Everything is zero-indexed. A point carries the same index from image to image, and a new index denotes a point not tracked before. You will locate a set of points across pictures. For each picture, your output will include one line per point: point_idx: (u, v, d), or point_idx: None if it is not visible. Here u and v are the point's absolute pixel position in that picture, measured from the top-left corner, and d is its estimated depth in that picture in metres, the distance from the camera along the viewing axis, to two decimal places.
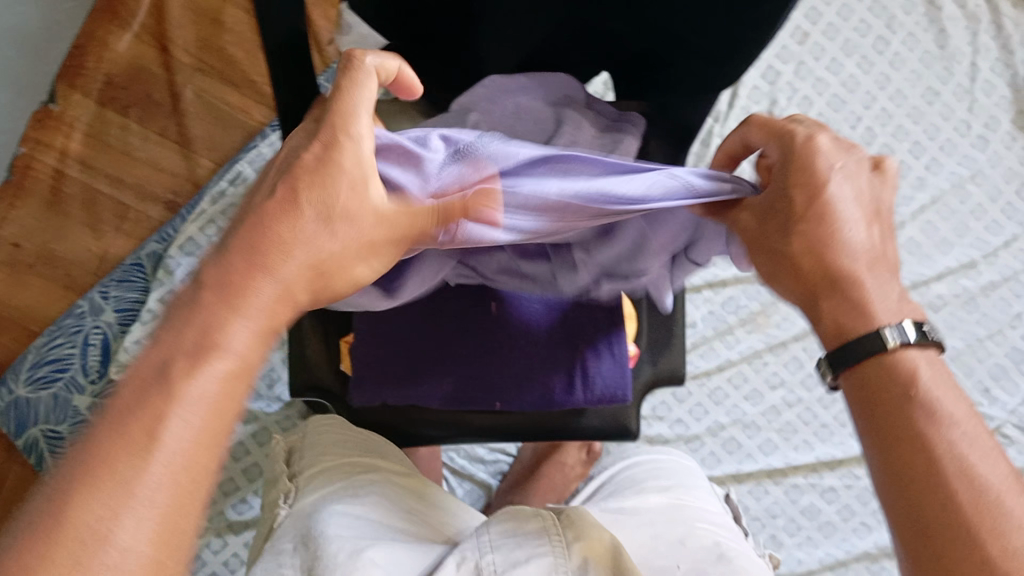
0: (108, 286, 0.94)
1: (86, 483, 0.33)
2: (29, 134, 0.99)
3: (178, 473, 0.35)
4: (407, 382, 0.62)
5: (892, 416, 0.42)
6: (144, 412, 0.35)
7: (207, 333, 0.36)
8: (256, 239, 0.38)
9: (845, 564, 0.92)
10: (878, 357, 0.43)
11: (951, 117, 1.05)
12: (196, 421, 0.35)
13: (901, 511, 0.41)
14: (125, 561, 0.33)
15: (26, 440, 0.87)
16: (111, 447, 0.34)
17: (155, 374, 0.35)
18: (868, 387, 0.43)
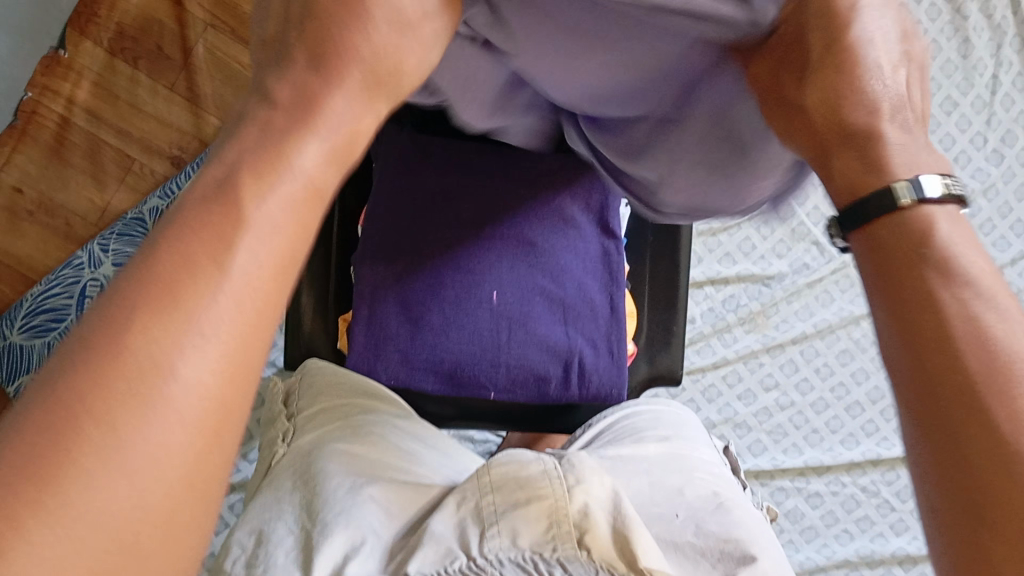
0: (108, 239, 0.94)
1: (141, 305, 0.25)
2: (36, 79, 1.00)
3: (251, 322, 0.26)
4: (403, 366, 0.61)
5: (918, 293, 0.31)
6: (208, 231, 0.26)
7: (275, 132, 0.28)
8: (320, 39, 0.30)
9: (824, 570, 0.93)
10: (896, 216, 0.32)
11: (968, 129, 1.03)
12: (268, 251, 0.27)
13: (937, 439, 0.30)
14: (190, 410, 0.25)
15: (17, 387, 0.88)
16: (168, 272, 0.25)
17: (205, 193, 0.27)
18: (885, 252, 0.32)
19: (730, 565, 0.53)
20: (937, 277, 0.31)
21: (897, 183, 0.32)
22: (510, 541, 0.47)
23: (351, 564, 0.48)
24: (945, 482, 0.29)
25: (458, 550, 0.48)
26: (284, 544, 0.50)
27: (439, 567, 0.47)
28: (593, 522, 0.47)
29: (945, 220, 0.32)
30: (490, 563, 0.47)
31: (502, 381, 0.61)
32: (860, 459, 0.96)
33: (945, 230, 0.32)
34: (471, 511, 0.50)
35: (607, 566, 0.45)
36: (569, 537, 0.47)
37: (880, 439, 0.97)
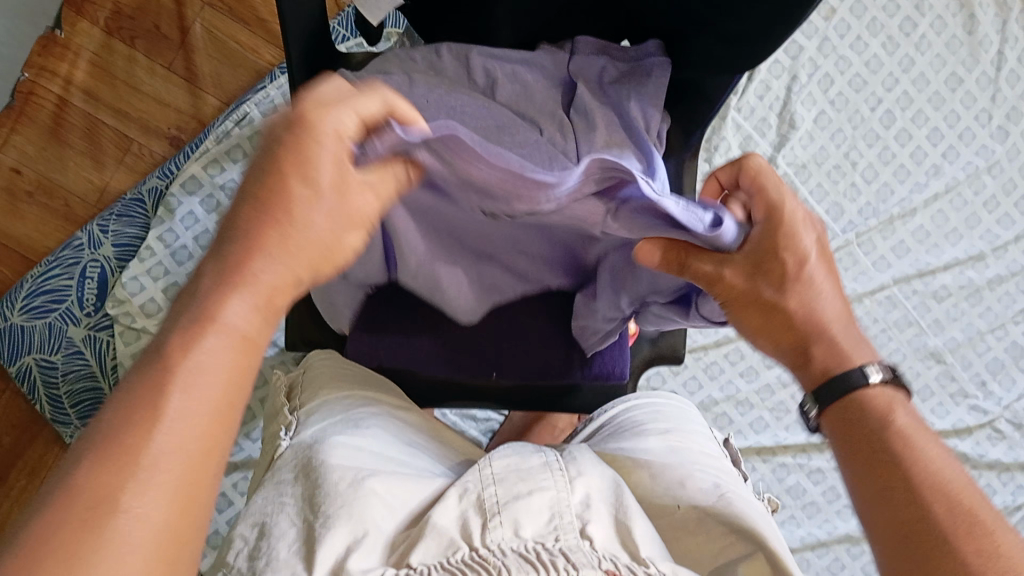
0: (108, 220, 0.93)
1: (103, 451, 0.33)
2: (33, 60, 0.99)
3: (184, 463, 0.34)
4: (405, 350, 0.61)
5: (865, 445, 0.45)
6: (144, 401, 0.34)
7: (203, 308, 0.36)
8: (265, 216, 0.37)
9: (825, 545, 0.94)
10: (863, 391, 0.46)
11: (973, 106, 1.02)
12: (200, 407, 0.35)
13: (895, 542, 0.42)
14: (141, 533, 0.32)
15: (19, 368, 0.89)
16: (115, 442, 0.33)
17: (147, 363, 0.35)
18: (854, 420, 0.46)
19: None
20: (898, 444, 0.44)
21: (869, 371, 0.46)
22: (514, 531, 0.48)
23: (353, 557, 0.47)
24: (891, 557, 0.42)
25: (460, 541, 0.48)
26: (285, 538, 0.50)
27: (439, 558, 0.47)
28: (591, 515, 0.51)
29: (892, 396, 0.46)
30: (491, 553, 0.46)
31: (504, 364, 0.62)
32: None
33: (880, 399, 0.46)
34: (474, 503, 0.51)
35: (610, 555, 0.48)
36: (571, 528, 0.49)
37: None
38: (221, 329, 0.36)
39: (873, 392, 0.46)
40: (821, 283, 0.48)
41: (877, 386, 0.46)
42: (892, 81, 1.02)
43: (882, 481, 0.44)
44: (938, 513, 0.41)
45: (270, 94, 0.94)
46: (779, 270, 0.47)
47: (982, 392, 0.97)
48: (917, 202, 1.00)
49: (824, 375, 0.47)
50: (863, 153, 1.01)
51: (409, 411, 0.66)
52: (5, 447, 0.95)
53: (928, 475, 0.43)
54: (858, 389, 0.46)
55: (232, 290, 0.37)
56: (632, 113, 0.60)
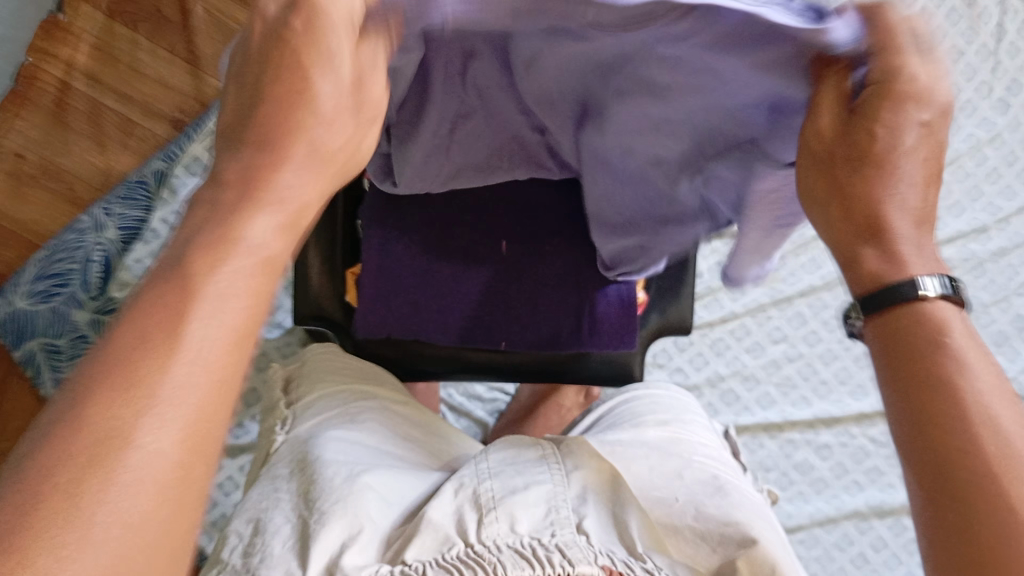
0: (111, 203, 0.93)
1: (115, 371, 0.30)
2: (36, 44, 0.99)
3: (202, 382, 0.32)
4: (414, 316, 0.62)
5: (907, 363, 0.39)
6: (162, 313, 0.31)
7: (229, 216, 0.34)
8: (261, 136, 0.36)
9: (834, 521, 0.93)
10: (912, 305, 0.39)
11: (973, 78, 1.02)
12: (222, 321, 0.32)
13: (925, 479, 0.37)
14: (160, 458, 0.30)
15: (25, 353, 0.89)
16: (125, 359, 0.31)
17: (160, 275, 0.33)
18: (895, 335, 0.40)
19: (730, 548, 0.54)
20: (952, 364, 0.38)
21: (922, 280, 0.39)
22: (509, 527, 0.49)
23: (347, 552, 0.47)
24: (931, 496, 0.37)
25: (456, 537, 0.49)
26: (280, 534, 0.50)
27: (434, 554, 0.48)
28: (587, 510, 0.52)
29: (947, 313, 0.39)
30: (487, 549, 0.48)
31: (513, 332, 0.63)
32: (869, 410, 0.95)
33: (937, 314, 0.39)
34: (469, 498, 0.52)
35: (608, 550, 0.49)
36: (567, 523, 0.50)
37: None
38: (243, 246, 0.34)
39: (930, 307, 0.39)
40: (901, 183, 0.40)
41: (937, 301, 0.39)
42: None
43: (927, 412, 0.37)
44: (989, 448, 0.36)
45: None
46: (874, 143, 0.39)
47: None
48: None
49: (873, 277, 0.40)
50: None
51: (409, 404, 0.67)
52: (11, 432, 0.95)
53: (979, 409, 0.37)
54: (913, 304, 0.39)
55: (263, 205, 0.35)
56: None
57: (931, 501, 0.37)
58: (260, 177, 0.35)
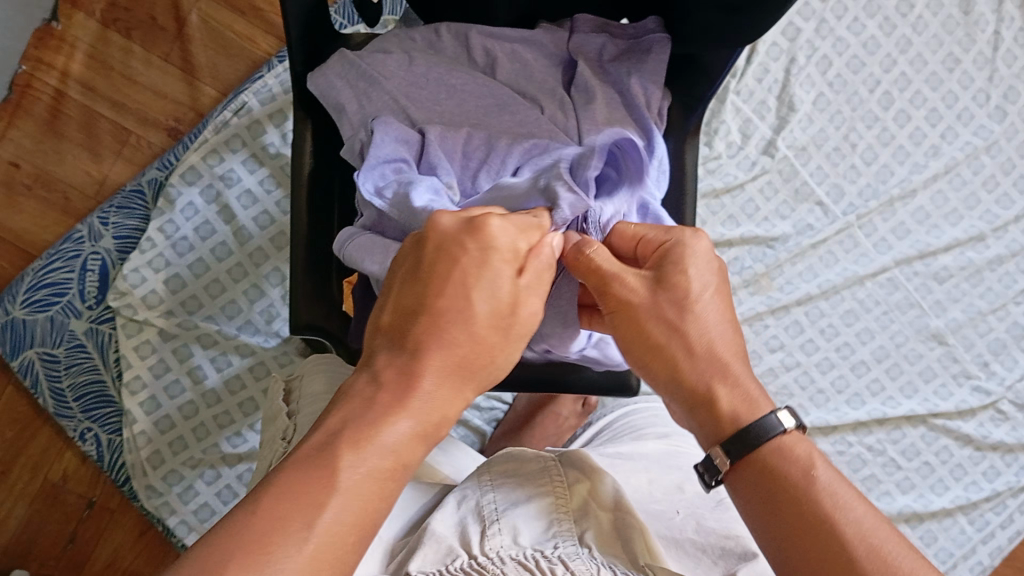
0: (108, 211, 0.93)
1: (271, 513, 0.36)
2: (30, 52, 0.99)
3: (325, 555, 0.36)
4: None
5: (787, 511, 0.44)
6: (305, 490, 0.37)
7: (379, 403, 0.41)
8: (428, 337, 0.43)
9: None
10: (773, 444, 0.46)
11: (970, 86, 1.02)
12: (351, 507, 0.38)
13: None
14: None
15: (21, 362, 0.89)
16: (269, 525, 0.36)
17: (307, 460, 0.39)
18: (767, 478, 0.46)
19: (731, 562, 0.54)
20: (827, 501, 0.43)
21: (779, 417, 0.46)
22: (512, 540, 0.49)
23: None
24: None
25: (458, 549, 0.49)
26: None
27: (438, 565, 0.48)
28: (589, 522, 0.52)
29: (809, 450, 0.46)
30: (490, 561, 0.47)
31: None
32: (867, 418, 0.94)
33: (799, 449, 0.46)
34: (472, 509, 0.52)
35: (609, 563, 0.48)
36: (570, 536, 0.50)
37: (884, 398, 0.95)
38: (379, 436, 0.40)
39: (789, 439, 0.46)
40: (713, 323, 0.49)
41: (792, 434, 0.47)
42: (890, 62, 1.02)
43: (803, 542, 0.43)
44: (861, 557, 0.41)
45: (268, 83, 0.93)
46: (682, 288, 0.49)
47: (985, 372, 0.97)
48: (917, 183, 1.00)
49: (734, 420, 0.47)
50: (862, 134, 1.01)
51: None
52: (7, 442, 0.95)
53: (860, 536, 0.42)
54: (772, 439, 0.46)
55: (407, 392, 0.41)
56: (633, 91, 0.62)
57: None
58: (410, 376, 0.42)
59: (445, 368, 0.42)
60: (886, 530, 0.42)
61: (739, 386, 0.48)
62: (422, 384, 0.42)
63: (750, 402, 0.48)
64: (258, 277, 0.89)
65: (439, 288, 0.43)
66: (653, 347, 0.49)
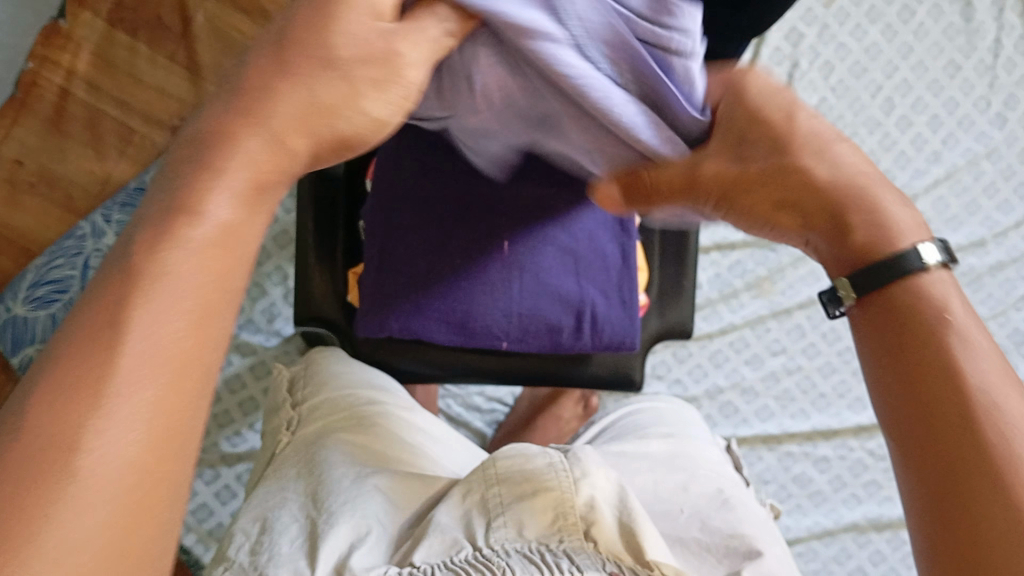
0: (111, 210, 0.94)
1: (64, 387, 0.29)
2: (36, 51, 0.99)
3: (157, 387, 0.30)
4: (412, 317, 0.61)
5: (912, 355, 0.38)
6: (106, 316, 0.30)
7: (179, 201, 0.32)
8: (241, 87, 0.33)
9: (832, 534, 0.93)
10: (904, 280, 0.39)
11: (971, 93, 1.03)
12: (174, 318, 0.31)
13: (930, 478, 0.36)
14: (105, 477, 0.29)
15: (20, 359, 0.87)
16: (82, 366, 0.29)
17: (114, 266, 0.31)
18: (896, 313, 0.39)
19: (735, 561, 0.54)
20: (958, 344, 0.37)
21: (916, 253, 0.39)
22: (517, 532, 0.49)
23: (355, 553, 0.48)
24: (921, 491, 0.37)
25: (463, 540, 0.49)
26: (287, 532, 0.51)
27: (442, 557, 0.48)
28: (596, 516, 0.50)
29: (946, 285, 0.40)
30: (495, 553, 0.48)
31: (515, 331, 0.62)
32: (867, 422, 0.96)
33: (936, 289, 0.39)
34: (477, 502, 0.52)
35: (613, 558, 0.48)
36: (575, 530, 0.49)
37: None
38: (184, 249, 0.31)
39: (930, 278, 0.39)
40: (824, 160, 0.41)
41: (933, 273, 0.40)
42: (892, 68, 1.03)
43: (916, 389, 0.37)
44: (994, 431, 0.35)
45: None
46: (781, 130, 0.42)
47: None
48: (919, 189, 1.00)
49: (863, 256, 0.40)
50: (864, 139, 1.01)
51: (415, 409, 0.67)
52: None
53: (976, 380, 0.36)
54: (910, 273, 0.39)
55: (209, 183, 0.32)
56: None
57: (924, 496, 0.36)
58: (222, 143, 0.32)
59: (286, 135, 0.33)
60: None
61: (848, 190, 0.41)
62: (243, 162, 0.32)
63: (886, 229, 0.40)
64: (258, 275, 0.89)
65: (262, 52, 0.33)
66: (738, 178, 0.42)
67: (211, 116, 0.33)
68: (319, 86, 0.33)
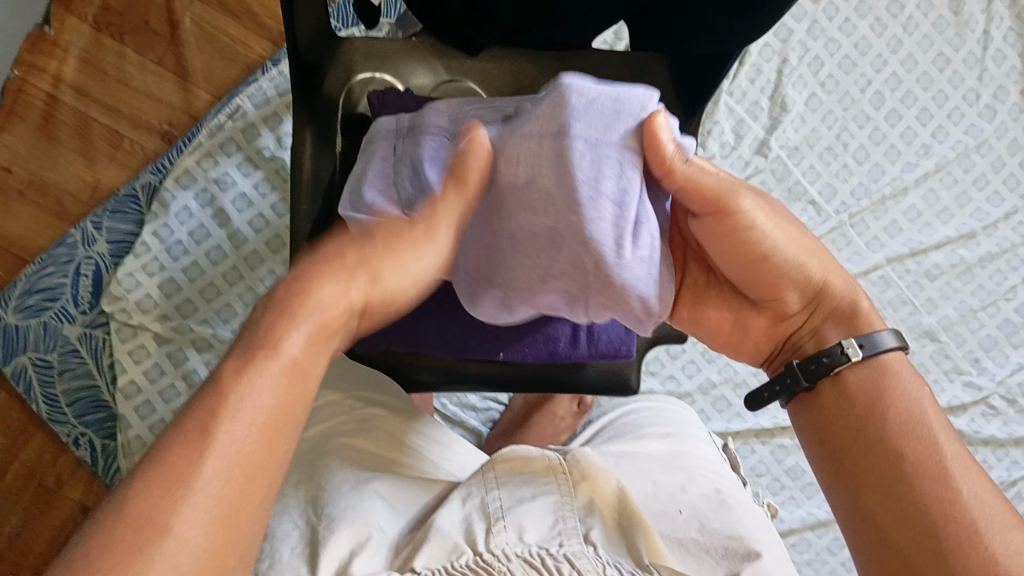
0: (102, 217, 0.93)
1: (147, 487, 0.34)
2: (23, 57, 0.99)
3: (234, 464, 0.36)
4: (409, 325, 0.63)
5: (869, 432, 0.47)
6: (206, 405, 0.37)
7: (266, 339, 0.40)
8: (285, 304, 0.41)
9: (825, 525, 0.94)
10: (867, 364, 0.49)
11: (961, 85, 1.03)
12: (256, 420, 0.37)
13: (887, 529, 0.45)
14: (190, 550, 0.33)
15: (14, 367, 0.90)
16: (188, 439, 0.36)
17: (207, 404, 0.37)
18: (854, 398, 0.48)
19: (735, 562, 0.54)
20: (908, 418, 0.46)
21: (886, 337, 0.49)
22: (517, 537, 0.49)
23: (356, 561, 0.48)
24: (878, 538, 0.45)
25: (465, 545, 0.48)
26: (288, 541, 0.51)
27: (444, 562, 0.47)
28: (594, 521, 0.51)
29: (896, 362, 0.49)
30: (496, 558, 0.47)
31: (511, 339, 0.62)
32: None
33: (890, 368, 0.48)
34: (477, 506, 0.52)
35: (615, 561, 0.48)
36: (576, 533, 0.50)
37: None
38: (258, 377, 0.38)
39: (891, 358, 0.49)
40: (841, 273, 0.52)
41: (894, 354, 0.49)
42: (881, 62, 1.03)
43: (873, 452, 0.46)
44: (945, 485, 0.44)
45: (262, 87, 0.95)
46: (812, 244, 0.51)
47: (976, 368, 0.97)
48: (909, 181, 1.00)
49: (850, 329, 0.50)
50: (854, 134, 1.02)
51: (417, 414, 0.66)
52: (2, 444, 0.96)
53: (924, 443, 0.45)
54: (877, 355, 0.48)
55: (227, 416, 0.37)
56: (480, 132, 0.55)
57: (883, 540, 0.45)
58: (269, 334, 0.40)
59: (313, 330, 0.41)
60: (969, 462, 0.45)
61: (833, 266, 0.52)
62: (273, 356, 0.39)
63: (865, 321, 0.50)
64: (252, 281, 0.89)
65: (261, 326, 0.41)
66: (766, 258, 0.50)
67: (268, 318, 0.41)
68: (320, 303, 0.42)
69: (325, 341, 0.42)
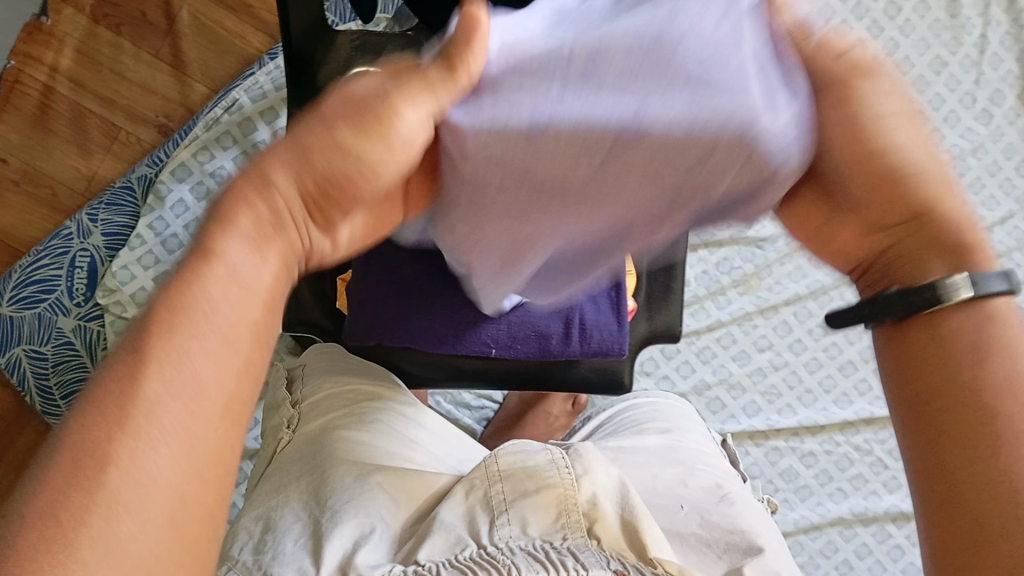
0: (96, 209, 0.93)
1: (95, 427, 0.31)
2: (18, 47, 0.99)
3: (194, 390, 0.33)
4: (398, 324, 0.62)
5: (940, 376, 0.37)
6: (149, 331, 0.33)
7: (206, 244, 0.35)
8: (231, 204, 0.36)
9: (818, 528, 0.93)
10: (971, 303, 0.37)
11: (957, 89, 1.03)
12: (212, 339, 0.34)
13: (947, 509, 0.36)
14: (152, 490, 0.31)
15: (9, 359, 0.89)
16: (127, 368, 0.32)
17: (152, 318, 0.33)
18: (936, 337, 0.38)
19: (736, 556, 0.54)
20: (1000, 373, 0.36)
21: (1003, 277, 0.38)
22: (521, 530, 0.49)
23: (360, 551, 0.48)
24: (937, 518, 0.37)
25: (468, 539, 0.49)
26: (291, 532, 0.51)
27: (447, 555, 0.48)
28: (599, 514, 0.50)
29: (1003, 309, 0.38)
30: (500, 551, 0.47)
31: (503, 337, 0.63)
32: (854, 418, 0.96)
33: (994, 315, 0.37)
34: (480, 499, 0.52)
35: (616, 555, 0.48)
36: (578, 527, 0.49)
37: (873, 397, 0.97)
38: (208, 293, 0.34)
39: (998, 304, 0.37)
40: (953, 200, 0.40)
41: (1001, 299, 0.38)
42: None
43: (942, 410, 0.37)
44: (1020, 458, 0.35)
45: (259, 80, 0.94)
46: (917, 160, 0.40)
47: None
48: None
49: (953, 259, 0.39)
50: None
51: (415, 405, 0.66)
52: None
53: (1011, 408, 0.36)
54: (985, 298, 0.37)
55: (172, 340, 0.33)
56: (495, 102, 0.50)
57: (940, 519, 0.36)
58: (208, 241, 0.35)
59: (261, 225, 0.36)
60: None
61: (947, 194, 0.40)
62: (219, 265, 0.35)
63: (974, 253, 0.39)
64: None
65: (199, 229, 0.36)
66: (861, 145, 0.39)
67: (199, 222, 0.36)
68: (277, 197, 0.37)
69: (276, 234, 0.37)
